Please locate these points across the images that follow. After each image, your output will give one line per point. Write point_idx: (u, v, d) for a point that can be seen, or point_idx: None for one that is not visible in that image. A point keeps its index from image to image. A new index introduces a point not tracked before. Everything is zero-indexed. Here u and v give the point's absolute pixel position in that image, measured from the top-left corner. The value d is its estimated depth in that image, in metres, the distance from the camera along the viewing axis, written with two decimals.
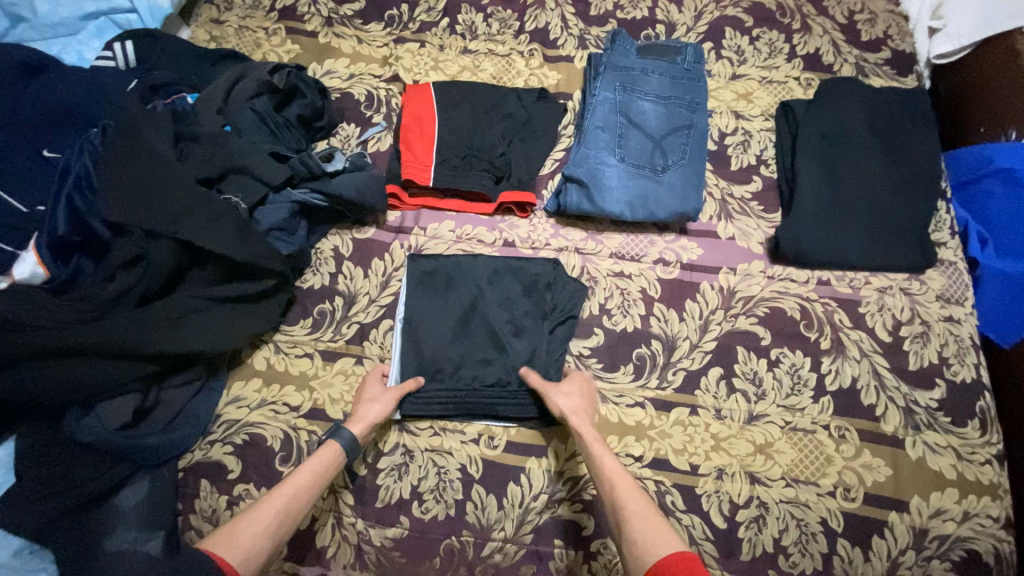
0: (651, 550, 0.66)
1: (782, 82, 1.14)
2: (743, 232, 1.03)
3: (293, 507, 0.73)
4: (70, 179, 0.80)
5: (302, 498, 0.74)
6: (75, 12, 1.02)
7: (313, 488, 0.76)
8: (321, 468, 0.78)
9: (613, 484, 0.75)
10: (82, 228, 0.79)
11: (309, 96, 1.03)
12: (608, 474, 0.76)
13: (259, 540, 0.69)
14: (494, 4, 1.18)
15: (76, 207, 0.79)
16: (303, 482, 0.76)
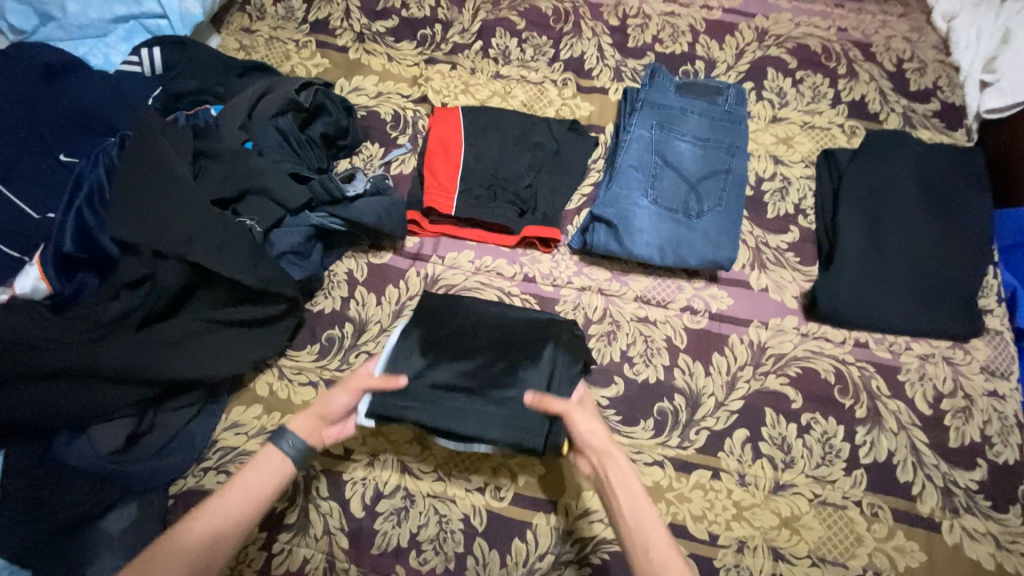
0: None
1: (824, 129, 1.09)
2: (777, 283, 0.98)
3: (225, 526, 0.65)
4: (82, 191, 0.77)
5: (242, 506, 0.67)
6: (106, 15, 1.00)
7: (253, 503, 0.68)
8: (265, 477, 0.70)
9: (663, 561, 0.64)
10: (91, 243, 0.76)
11: (334, 114, 1.00)
12: (650, 542, 0.66)
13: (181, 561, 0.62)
14: (529, 29, 1.16)
15: (85, 221, 0.76)
16: (243, 488, 0.68)
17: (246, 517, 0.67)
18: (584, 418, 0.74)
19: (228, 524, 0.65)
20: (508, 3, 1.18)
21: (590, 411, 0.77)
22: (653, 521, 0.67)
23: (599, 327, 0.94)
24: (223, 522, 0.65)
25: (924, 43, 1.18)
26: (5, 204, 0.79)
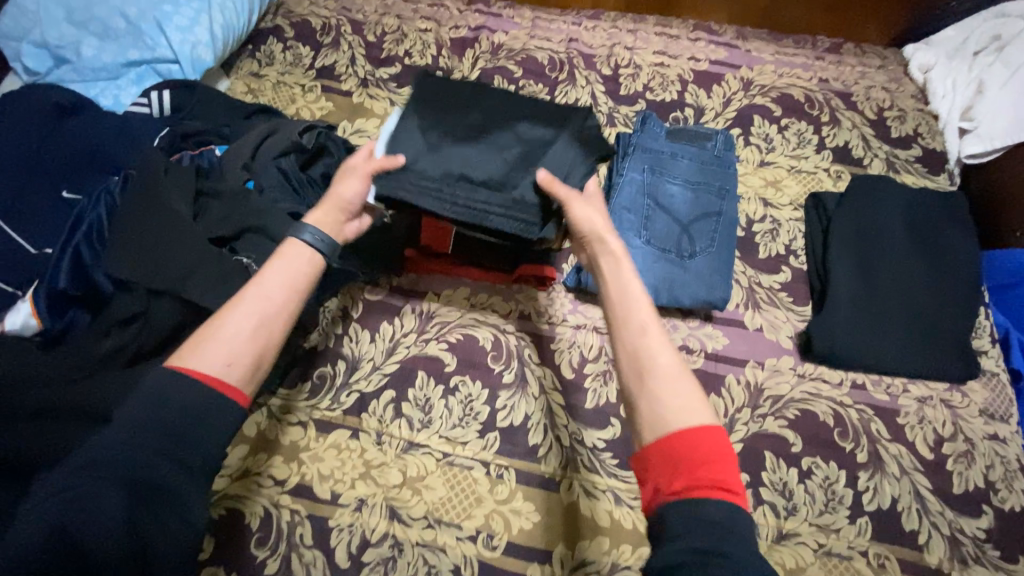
0: (677, 411, 0.57)
1: (811, 173, 1.13)
2: (771, 323, 0.98)
3: (269, 312, 0.67)
4: (81, 228, 0.78)
5: (275, 295, 0.67)
6: (119, 59, 1.04)
7: (283, 290, 0.68)
8: (290, 269, 0.70)
9: (644, 328, 0.63)
10: (84, 280, 0.76)
11: (335, 155, 1.00)
12: (636, 309, 0.64)
13: (235, 346, 0.64)
14: (526, 77, 1.22)
15: (82, 257, 0.76)
16: (270, 283, 0.68)
17: (277, 305, 0.67)
18: (582, 205, 0.76)
19: (268, 310, 0.67)
20: (506, 53, 1.25)
21: (593, 207, 0.77)
22: (640, 295, 0.66)
23: (595, 367, 0.94)
24: (258, 310, 0.66)
25: (902, 92, 1.24)
26: (4, 239, 0.80)
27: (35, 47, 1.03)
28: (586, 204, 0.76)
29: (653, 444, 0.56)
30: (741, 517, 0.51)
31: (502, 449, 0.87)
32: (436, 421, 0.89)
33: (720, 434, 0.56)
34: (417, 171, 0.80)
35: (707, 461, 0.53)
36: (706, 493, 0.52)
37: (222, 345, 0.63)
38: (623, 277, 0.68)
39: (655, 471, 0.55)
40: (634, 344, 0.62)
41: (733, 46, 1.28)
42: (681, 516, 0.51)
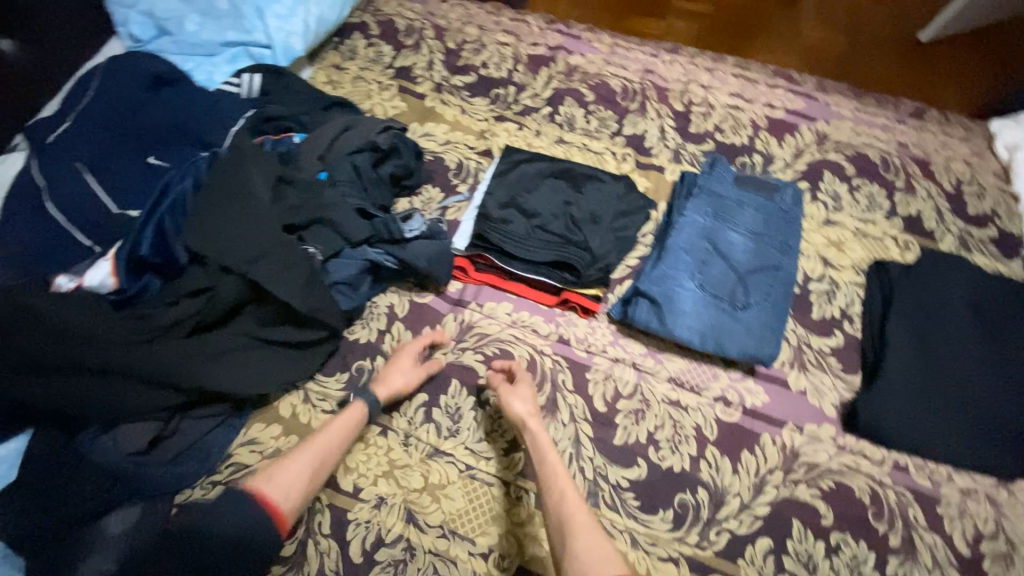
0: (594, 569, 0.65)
1: (877, 238, 1.09)
2: (816, 388, 0.95)
3: (327, 453, 0.78)
4: (167, 199, 0.83)
5: (334, 445, 0.79)
6: (219, 39, 1.09)
7: (344, 437, 0.81)
8: (350, 419, 0.82)
9: (570, 513, 0.73)
10: (164, 250, 0.81)
11: (404, 157, 1.04)
12: (559, 485, 0.77)
13: (295, 477, 0.75)
14: (596, 103, 1.23)
15: (165, 229, 0.81)
16: (334, 431, 0.80)
17: (340, 447, 0.80)
18: (514, 398, 0.86)
19: (326, 452, 0.78)
20: (580, 77, 1.27)
21: (523, 390, 0.87)
22: (563, 472, 0.79)
23: (628, 404, 0.93)
24: (320, 453, 0.78)
25: (985, 168, 1.19)
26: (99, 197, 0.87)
27: (143, 17, 1.10)
28: (522, 391, 0.87)
29: None
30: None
31: (525, 471, 0.87)
32: (463, 432, 0.90)
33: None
34: (491, 217, 1.03)
35: None
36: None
37: (285, 477, 0.74)
38: (552, 465, 0.79)
39: None
40: (563, 532, 0.71)
41: (811, 97, 1.26)
42: None
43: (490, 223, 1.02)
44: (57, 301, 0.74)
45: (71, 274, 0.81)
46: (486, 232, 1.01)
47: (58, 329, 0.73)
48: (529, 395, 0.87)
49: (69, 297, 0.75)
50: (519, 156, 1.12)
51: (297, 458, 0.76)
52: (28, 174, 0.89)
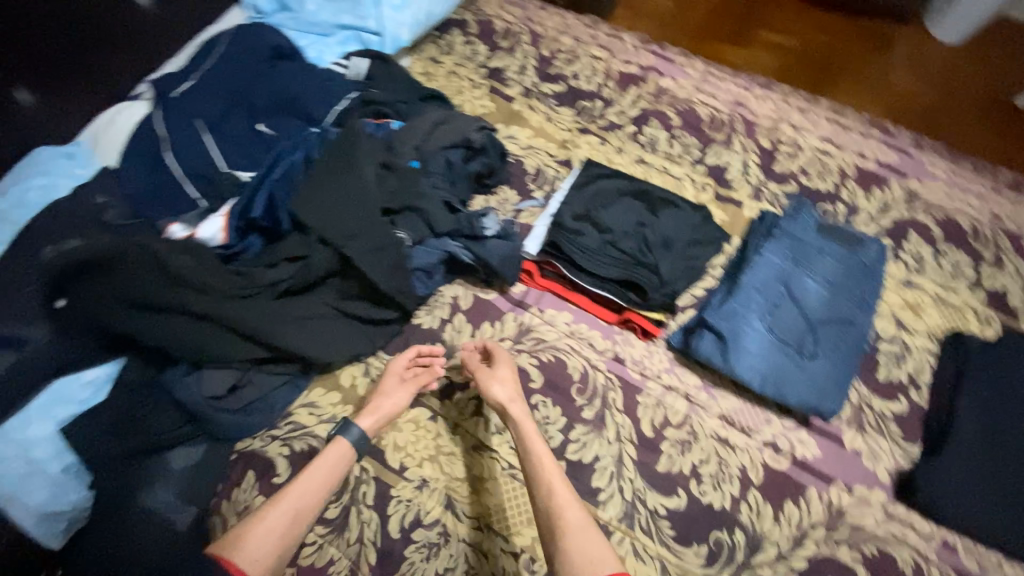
0: (586, 560, 0.69)
1: (957, 308, 1.05)
2: (871, 450, 0.93)
3: (304, 504, 0.76)
4: (280, 168, 0.92)
5: (313, 497, 0.77)
6: (334, 21, 1.16)
7: (325, 482, 0.79)
8: (330, 468, 0.80)
9: (559, 500, 0.75)
10: (273, 214, 0.88)
11: (491, 157, 1.07)
12: (547, 475, 0.78)
13: (268, 536, 0.72)
14: (681, 128, 1.23)
15: (275, 195, 0.89)
16: (312, 482, 0.78)
17: (319, 495, 0.78)
18: (496, 386, 0.87)
19: (303, 503, 0.76)
20: (668, 100, 1.27)
21: (502, 375, 0.88)
22: (549, 461, 0.80)
23: (675, 433, 0.92)
24: (297, 507, 0.75)
25: None
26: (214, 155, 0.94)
27: None
28: (506, 372, 0.89)
29: None
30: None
31: None
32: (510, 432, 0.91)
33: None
34: (565, 226, 1.04)
35: None
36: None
37: (258, 536, 0.72)
38: (537, 453, 0.81)
39: None
40: (552, 524, 0.74)
41: (905, 153, 1.22)
42: None
43: (564, 232, 1.03)
44: (171, 245, 0.81)
45: (185, 223, 0.88)
46: (558, 241, 1.02)
47: (170, 271, 0.79)
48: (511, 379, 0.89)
49: (185, 244, 0.83)
50: (598, 171, 1.14)
51: (270, 513, 0.74)
52: (152, 124, 0.97)
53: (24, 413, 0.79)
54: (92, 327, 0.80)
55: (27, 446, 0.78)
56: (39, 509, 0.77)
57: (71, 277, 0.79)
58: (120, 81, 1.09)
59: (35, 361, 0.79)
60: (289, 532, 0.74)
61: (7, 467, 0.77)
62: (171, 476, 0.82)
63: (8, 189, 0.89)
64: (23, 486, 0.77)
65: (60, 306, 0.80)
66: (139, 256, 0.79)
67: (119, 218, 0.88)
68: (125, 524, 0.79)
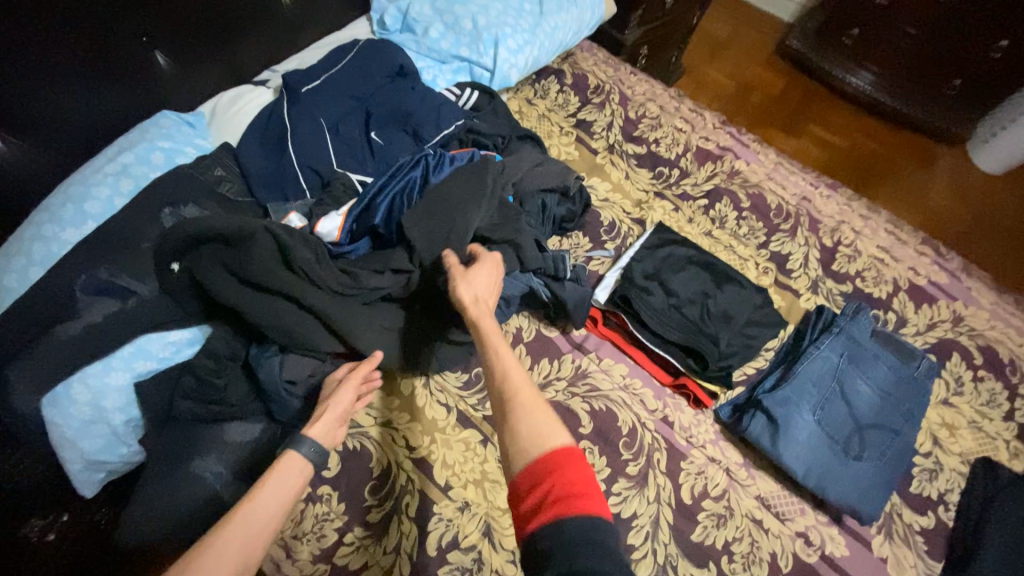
0: (538, 441, 0.63)
1: (991, 436, 1.09)
2: (898, 561, 0.94)
3: (264, 517, 0.66)
4: (400, 180, 0.98)
5: (271, 509, 0.67)
6: (452, 51, 1.23)
7: (287, 492, 0.71)
8: (288, 479, 0.72)
9: (513, 385, 0.70)
10: (388, 224, 0.96)
11: (577, 205, 1.14)
12: (502, 366, 0.72)
13: (225, 554, 0.61)
14: (749, 210, 1.30)
15: (393, 206, 0.96)
16: (268, 493, 0.69)
17: (282, 507, 0.69)
18: (463, 281, 0.81)
19: (259, 516, 0.66)
20: (740, 181, 1.34)
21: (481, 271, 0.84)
22: (506, 353, 0.73)
23: (713, 506, 0.94)
24: (253, 521, 0.65)
25: None
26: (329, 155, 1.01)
27: (397, 11, 1.26)
28: (482, 268, 0.84)
29: (522, 473, 0.62)
30: (603, 531, 0.55)
31: None
32: None
33: (577, 455, 0.62)
34: (636, 283, 1.09)
35: (565, 486, 0.59)
36: (567, 512, 0.56)
37: (220, 555, 0.61)
38: (493, 342, 0.75)
39: (523, 500, 0.60)
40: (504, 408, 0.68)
41: (955, 276, 1.28)
42: (542, 536, 0.55)
43: (633, 288, 1.08)
44: (291, 233, 0.87)
45: (302, 216, 0.94)
46: (627, 297, 1.07)
47: (286, 256, 0.84)
48: (486, 278, 0.84)
49: (305, 237, 0.88)
50: (671, 236, 1.19)
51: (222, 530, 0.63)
52: (276, 113, 1.03)
53: (105, 361, 0.79)
54: (202, 293, 0.84)
55: (98, 395, 0.79)
56: (90, 456, 0.80)
57: (193, 245, 0.82)
58: (246, 65, 1.16)
59: (136, 315, 0.81)
60: (253, 549, 0.63)
61: (75, 411, 0.77)
62: (229, 448, 0.84)
63: (132, 144, 0.92)
64: (84, 433, 0.78)
65: (173, 269, 0.83)
66: (263, 236, 0.83)
67: (234, 192, 0.94)
68: (174, 484, 0.80)
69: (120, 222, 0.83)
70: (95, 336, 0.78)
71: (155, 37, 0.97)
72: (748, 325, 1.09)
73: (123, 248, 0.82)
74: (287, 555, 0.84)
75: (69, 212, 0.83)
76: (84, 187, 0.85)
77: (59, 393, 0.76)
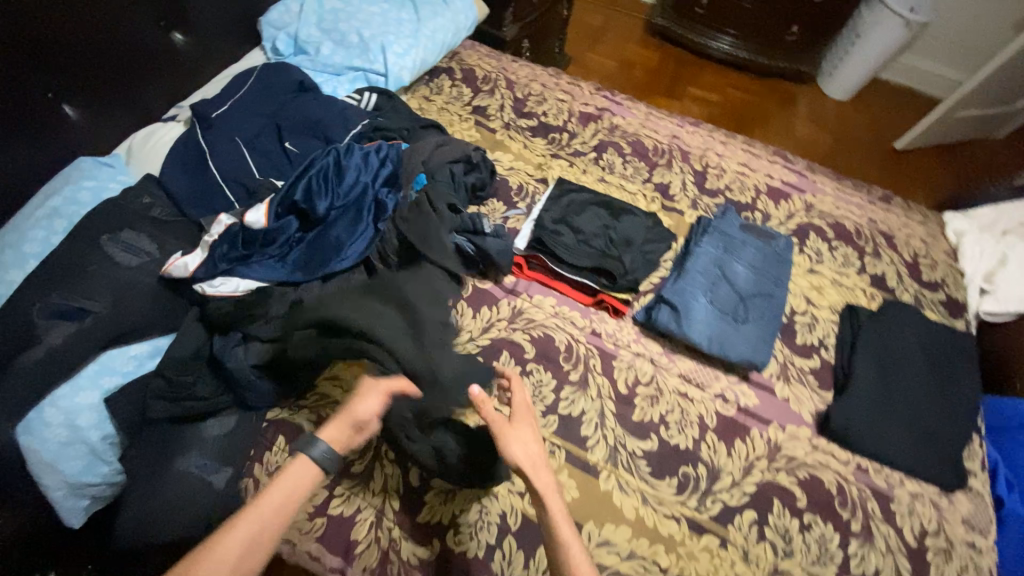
0: None
1: (850, 288, 1.34)
2: (797, 397, 1.16)
3: (267, 527, 0.70)
4: (314, 168, 1.10)
5: (277, 518, 0.71)
6: (346, 63, 1.37)
7: (294, 498, 0.74)
8: (293, 487, 0.74)
9: None
10: (308, 203, 1.06)
11: (484, 173, 1.30)
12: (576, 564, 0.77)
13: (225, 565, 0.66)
14: (632, 155, 1.52)
15: (311, 188, 1.07)
16: (273, 499, 0.72)
17: (284, 516, 0.72)
18: (514, 443, 0.86)
19: (262, 527, 0.70)
20: (620, 133, 1.57)
21: (523, 434, 0.89)
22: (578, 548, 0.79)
23: (646, 389, 1.12)
24: (255, 530, 0.69)
25: (937, 246, 1.47)
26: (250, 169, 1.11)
27: (287, 37, 1.38)
28: (524, 427, 0.90)
29: None
30: None
31: (558, 431, 1.05)
32: None
33: None
34: (546, 228, 1.26)
35: None
36: None
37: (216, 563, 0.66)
38: (561, 527, 0.80)
39: None
40: None
41: (803, 175, 1.56)
42: None
43: (547, 232, 1.25)
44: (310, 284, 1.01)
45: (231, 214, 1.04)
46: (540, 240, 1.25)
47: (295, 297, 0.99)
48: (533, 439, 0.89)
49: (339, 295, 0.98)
50: (572, 186, 1.38)
51: (226, 539, 0.67)
52: (192, 140, 1.12)
53: (72, 382, 0.86)
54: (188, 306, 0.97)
55: (71, 415, 0.85)
56: (71, 479, 0.85)
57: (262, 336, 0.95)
58: (153, 105, 1.23)
59: (93, 332, 0.88)
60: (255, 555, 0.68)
61: (51, 434, 0.83)
62: (211, 439, 0.92)
63: (57, 189, 0.99)
64: (62, 455, 0.84)
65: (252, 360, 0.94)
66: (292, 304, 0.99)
67: (166, 215, 1.03)
68: (161, 482, 0.87)
69: (62, 254, 0.90)
70: (59, 357, 0.85)
71: (61, 92, 1.03)
72: (648, 245, 1.29)
73: (72, 275, 0.90)
74: None
75: (9, 256, 0.89)
76: (19, 233, 0.92)
77: (32, 419, 0.82)
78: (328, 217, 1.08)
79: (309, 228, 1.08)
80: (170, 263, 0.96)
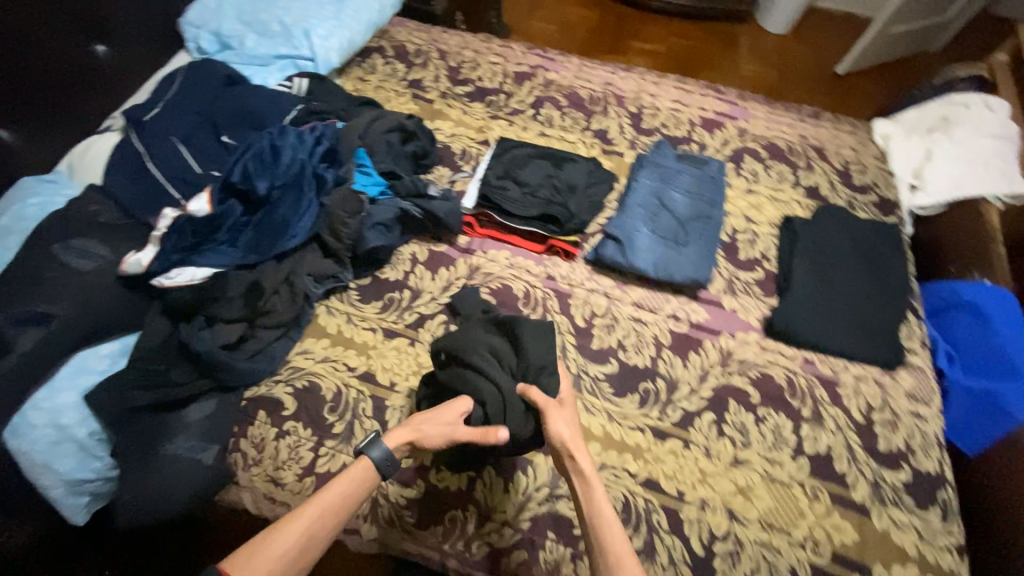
0: None
1: (786, 202, 1.41)
2: (743, 307, 1.24)
3: (321, 522, 0.78)
4: (251, 153, 1.14)
5: (332, 513, 0.80)
6: (273, 53, 1.39)
7: (347, 495, 0.82)
8: (346, 488, 0.83)
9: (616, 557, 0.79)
10: (247, 184, 1.11)
11: (423, 140, 1.34)
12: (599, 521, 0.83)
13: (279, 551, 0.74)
14: (569, 107, 1.57)
15: (249, 170, 1.12)
16: (330, 495, 0.81)
17: (338, 512, 0.80)
18: (558, 420, 0.91)
19: (318, 522, 0.78)
20: (556, 87, 1.61)
21: (568, 415, 0.93)
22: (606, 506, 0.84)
23: (602, 320, 1.18)
24: (311, 521, 0.78)
25: (867, 151, 1.54)
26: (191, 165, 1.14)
27: (210, 35, 1.39)
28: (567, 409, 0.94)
29: None
30: None
31: None
32: None
33: None
34: (490, 184, 1.31)
35: None
36: None
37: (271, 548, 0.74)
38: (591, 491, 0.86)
39: None
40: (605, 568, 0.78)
41: (735, 103, 1.62)
42: None
43: (492, 189, 1.30)
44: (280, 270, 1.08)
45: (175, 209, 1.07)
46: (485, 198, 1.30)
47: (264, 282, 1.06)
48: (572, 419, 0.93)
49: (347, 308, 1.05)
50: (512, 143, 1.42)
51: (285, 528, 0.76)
52: (129, 145, 1.14)
53: (50, 385, 0.90)
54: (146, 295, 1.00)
55: (55, 415, 0.89)
56: (66, 476, 0.89)
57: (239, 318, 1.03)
58: (87, 119, 1.25)
59: (62, 335, 0.92)
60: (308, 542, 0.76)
61: (39, 434, 0.88)
62: (194, 422, 0.96)
63: (4, 210, 1.02)
64: (52, 454, 0.88)
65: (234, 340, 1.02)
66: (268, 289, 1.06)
67: (114, 219, 1.06)
68: (152, 466, 0.92)
69: (19, 267, 0.94)
70: (32, 363, 0.89)
71: None
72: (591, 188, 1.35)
73: (32, 285, 0.93)
74: (275, 483, 0.98)
75: None
76: None
77: (18, 423, 0.87)
78: (271, 196, 1.12)
79: (253, 210, 1.12)
80: (124, 260, 1.00)
